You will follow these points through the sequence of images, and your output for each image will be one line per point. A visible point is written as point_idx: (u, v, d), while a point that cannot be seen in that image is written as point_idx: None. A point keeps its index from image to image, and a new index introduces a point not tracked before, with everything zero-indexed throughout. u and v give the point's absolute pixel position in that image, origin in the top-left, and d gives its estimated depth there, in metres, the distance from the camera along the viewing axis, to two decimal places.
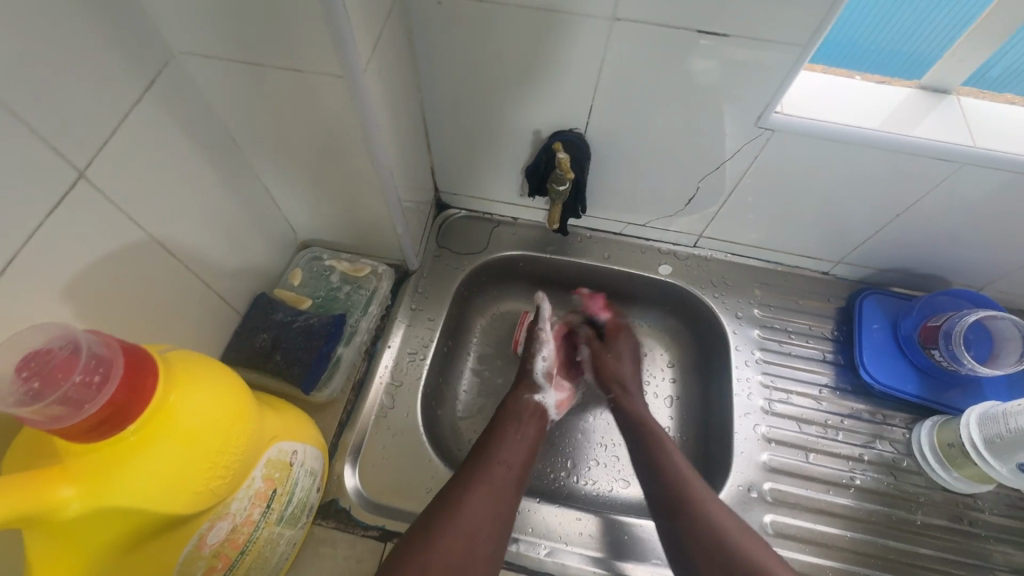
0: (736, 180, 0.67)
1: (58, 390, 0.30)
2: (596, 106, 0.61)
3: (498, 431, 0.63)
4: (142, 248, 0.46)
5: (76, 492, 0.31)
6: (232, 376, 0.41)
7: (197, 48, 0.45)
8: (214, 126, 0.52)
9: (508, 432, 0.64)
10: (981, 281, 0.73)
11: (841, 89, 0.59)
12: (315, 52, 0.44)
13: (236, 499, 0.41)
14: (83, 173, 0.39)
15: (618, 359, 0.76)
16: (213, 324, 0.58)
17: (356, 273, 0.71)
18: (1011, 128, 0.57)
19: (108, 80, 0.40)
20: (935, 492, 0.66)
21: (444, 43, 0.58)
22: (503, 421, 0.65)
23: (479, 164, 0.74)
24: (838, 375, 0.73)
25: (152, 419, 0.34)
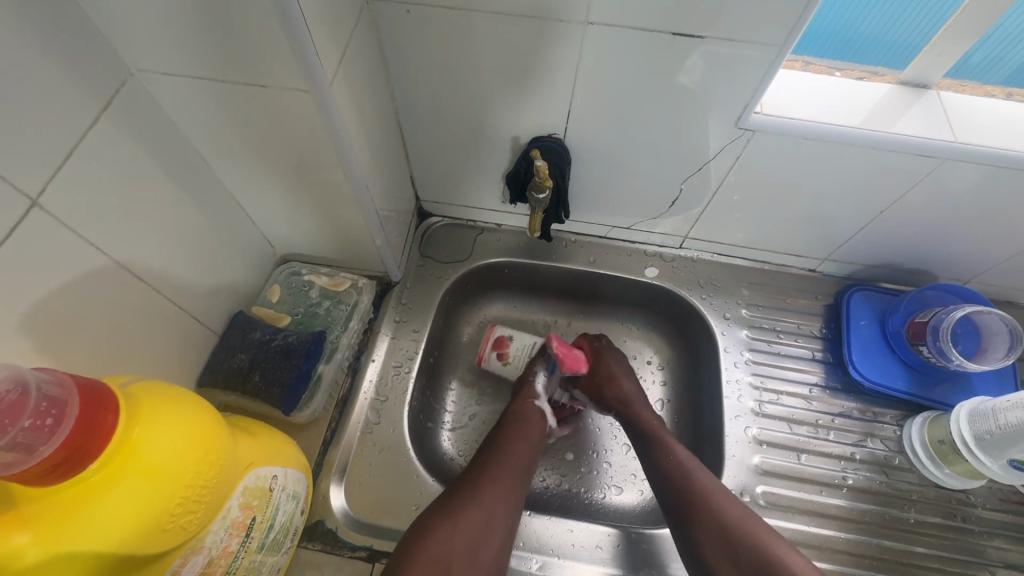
0: (719, 180, 0.66)
1: (8, 435, 0.28)
2: (574, 111, 0.60)
3: (500, 441, 0.62)
4: (106, 274, 0.44)
5: (34, 538, 0.30)
6: (204, 405, 0.39)
7: (156, 66, 0.44)
8: (180, 144, 0.51)
9: (510, 440, 0.62)
10: (967, 274, 0.73)
11: (821, 87, 0.58)
12: (278, 67, 0.42)
13: (211, 531, 0.40)
14: (36, 200, 0.38)
15: (613, 380, 0.70)
16: (187, 346, 0.56)
17: (336, 287, 0.69)
18: (992, 122, 0.57)
19: (60, 102, 0.39)
20: (928, 489, 0.65)
21: (416, 52, 0.56)
22: (505, 429, 0.64)
23: (459, 172, 0.72)
24: (827, 374, 0.72)
25: (116, 456, 0.32)
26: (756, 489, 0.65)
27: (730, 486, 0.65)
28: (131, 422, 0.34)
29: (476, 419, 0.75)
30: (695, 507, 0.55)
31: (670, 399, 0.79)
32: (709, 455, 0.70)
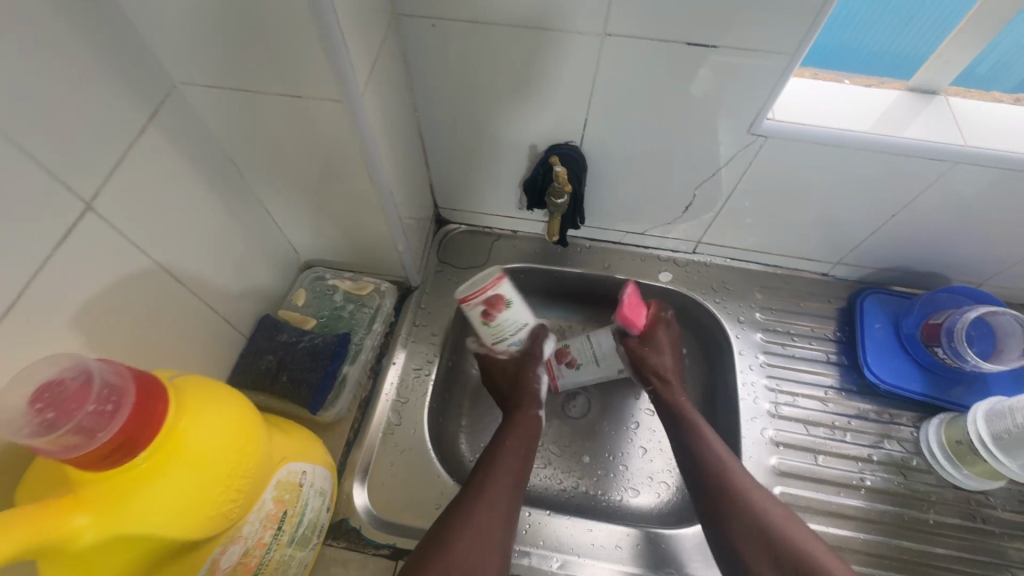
0: (732, 186, 0.68)
1: (72, 419, 0.30)
2: (591, 119, 0.62)
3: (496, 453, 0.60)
4: (148, 276, 0.47)
5: (90, 521, 0.32)
6: (242, 400, 0.41)
7: (198, 79, 0.46)
8: (216, 153, 0.53)
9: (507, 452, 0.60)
10: (981, 277, 0.74)
11: (831, 94, 0.60)
12: (313, 79, 0.45)
13: (247, 521, 0.41)
14: (90, 205, 0.40)
15: (658, 352, 0.70)
16: (219, 347, 0.58)
17: (359, 291, 0.71)
18: (1000, 126, 0.58)
19: (113, 113, 0.41)
20: (947, 490, 0.66)
21: (440, 64, 0.59)
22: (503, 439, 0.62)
23: (477, 180, 0.75)
24: (842, 376, 0.73)
25: (163, 446, 0.34)
26: (774, 490, 0.66)
27: None
28: (178, 413, 0.35)
29: (492, 422, 0.76)
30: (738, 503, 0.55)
31: (687, 402, 0.78)
32: None
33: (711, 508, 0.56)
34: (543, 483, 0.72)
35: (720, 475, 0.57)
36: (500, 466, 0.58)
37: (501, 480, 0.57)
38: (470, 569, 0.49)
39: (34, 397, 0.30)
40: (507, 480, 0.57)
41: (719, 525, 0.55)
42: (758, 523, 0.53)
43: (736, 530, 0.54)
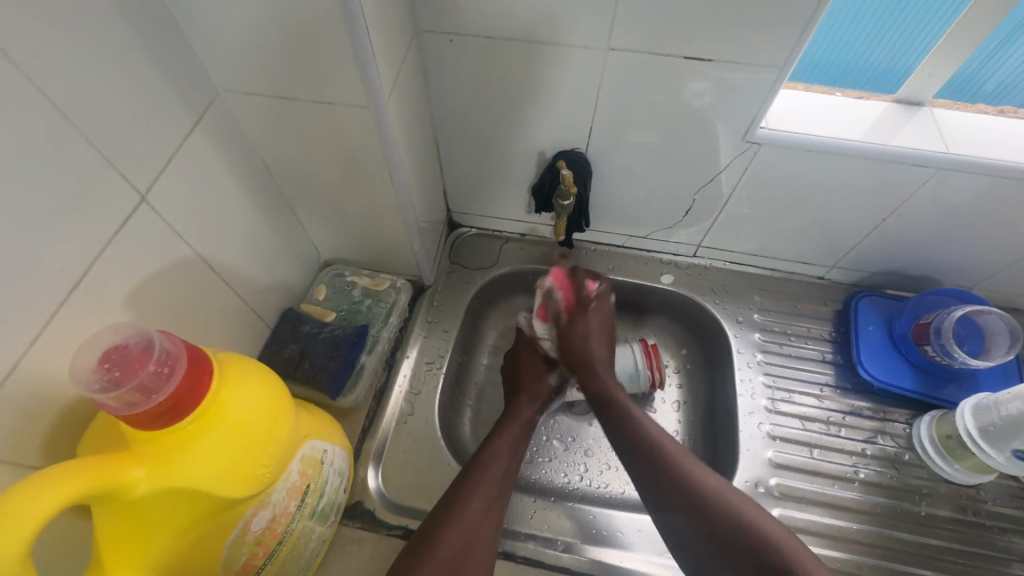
0: (729, 191, 0.72)
1: (136, 379, 0.35)
2: (596, 127, 0.67)
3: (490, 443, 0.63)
4: (189, 264, 0.51)
5: (144, 474, 0.36)
6: (274, 377, 0.45)
7: (239, 87, 0.51)
8: (250, 155, 0.58)
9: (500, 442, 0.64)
10: (971, 281, 0.77)
11: (821, 105, 0.64)
12: (343, 88, 0.49)
13: (276, 489, 0.45)
14: (143, 197, 0.45)
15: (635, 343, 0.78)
16: (246, 336, 0.62)
17: (376, 287, 0.76)
18: (982, 135, 0.62)
19: (166, 116, 0.46)
20: (939, 484, 0.68)
21: (456, 76, 0.64)
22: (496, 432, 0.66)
23: (488, 184, 0.79)
24: (837, 374, 0.76)
25: (207, 411, 0.38)
26: (770, 481, 0.68)
27: (745, 478, 0.68)
28: (221, 384, 0.39)
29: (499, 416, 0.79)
30: (678, 483, 0.55)
31: (687, 399, 0.81)
32: (724, 451, 0.73)
33: (652, 488, 0.57)
34: (548, 474, 0.74)
35: (659, 457, 0.58)
36: (489, 461, 0.61)
37: (491, 474, 0.59)
38: (464, 555, 0.52)
39: (104, 359, 0.35)
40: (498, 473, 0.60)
41: (660, 508, 0.55)
42: (691, 501, 0.53)
43: (673, 511, 0.54)
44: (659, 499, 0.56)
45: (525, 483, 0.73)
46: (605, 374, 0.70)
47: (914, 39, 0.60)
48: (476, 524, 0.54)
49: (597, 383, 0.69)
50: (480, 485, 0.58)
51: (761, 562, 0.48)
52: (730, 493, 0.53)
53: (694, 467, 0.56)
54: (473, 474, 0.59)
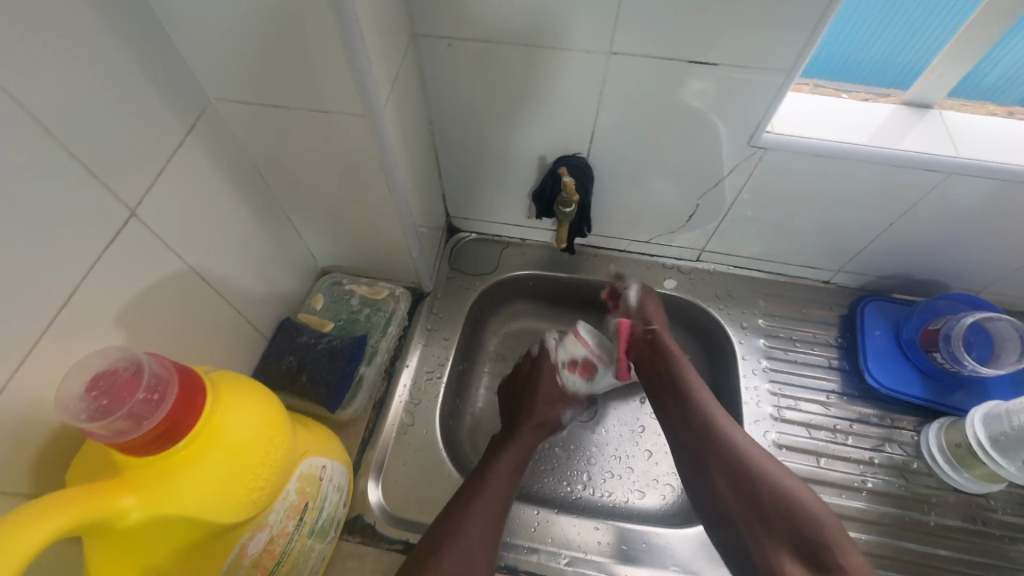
0: (734, 195, 0.70)
1: (124, 406, 0.33)
2: (597, 132, 0.65)
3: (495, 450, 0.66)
4: (183, 278, 0.50)
5: (136, 502, 0.34)
6: (269, 394, 0.43)
7: (231, 96, 0.50)
8: (245, 164, 0.57)
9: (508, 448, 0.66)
10: (978, 286, 0.76)
11: (828, 108, 0.63)
12: (339, 96, 0.48)
13: (273, 510, 0.44)
14: (133, 211, 0.44)
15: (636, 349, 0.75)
16: (242, 348, 0.61)
17: (375, 296, 0.74)
18: (993, 138, 0.60)
19: (156, 128, 0.45)
20: (947, 493, 0.67)
21: (454, 81, 0.62)
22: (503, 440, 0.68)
23: (488, 189, 0.78)
24: (844, 381, 0.75)
25: (200, 434, 0.37)
26: None
27: None
28: (215, 405, 0.38)
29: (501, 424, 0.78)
30: (724, 456, 0.60)
31: None
32: None
33: (695, 454, 0.62)
34: (551, 484, 0.73)
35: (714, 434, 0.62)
36: (489, 483, 0.61)
37: (489, 494, 0.60)
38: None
39: (91, 385, 0.33)
40: (496, 497, 0.60)
41: (702, 475, 0.61)
42: (737, 469, 0.59)
43: (720, 482, 0.59)
44: (709, 472, 0.60)
45: (527, 493, 0.72)
46: (680, 358, 0.70)
47: (929, 35, 0.59)
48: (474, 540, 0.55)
49: (669, 363, 0.70)
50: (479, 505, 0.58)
51: (796, 528, 0.54)
52: (775, 469, 0.58)
53: (731, 445, 0.60)
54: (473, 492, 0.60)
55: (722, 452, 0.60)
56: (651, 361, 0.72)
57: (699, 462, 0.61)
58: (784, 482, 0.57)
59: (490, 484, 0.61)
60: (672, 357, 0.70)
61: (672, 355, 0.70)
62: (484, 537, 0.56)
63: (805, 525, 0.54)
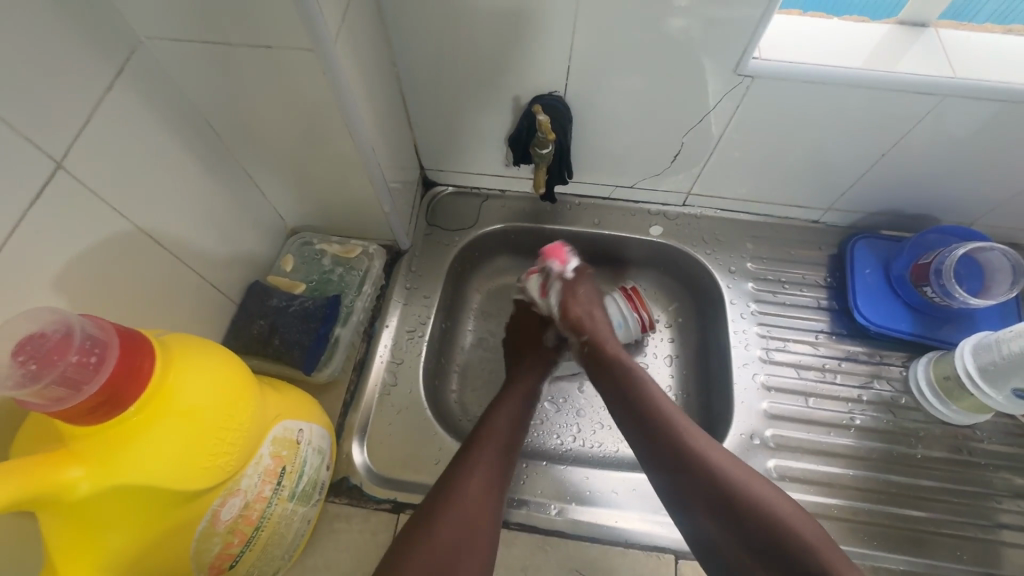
0: (720, 132, 0.66)
1: (56, 370, 0.30)
2: (574, 68, 0.61)
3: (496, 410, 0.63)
4: (129, 239, 0.46)
5: (84, 473, 0.32)
6: (231, 356, 0.41)
7: (162, 32, 0.45)
8: (190, 113, 0.52)
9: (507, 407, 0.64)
10: (970, 218, 0.74)
11: (819, 31, 0.58)
12: (282, 28, 0.43)
13: (245, 475, 0.42)
14: (60, 163, 0.39)
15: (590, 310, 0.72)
16: (208, 313, 0.58)
17: (347, 254, 0.71)
18: (993, 57, 0.57)
19: (78, 69, 0.40)
20: (935, 426, 0.67)
21: (415, 15, 0.57)
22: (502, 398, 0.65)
23: (462, 137, 0.73)
24: (833, 321, 0.74)
25: (152, 399, 0.34)
26: (766, 433, 0.67)
27: (740, 431, 0.67)
28: (166, 369, 0.35)
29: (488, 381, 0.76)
30: (701, 481, 0.52)
31: (680, 353, 0.79)
32: (718, 404, 0.72)
33: (679, 496, 0.53)
34: (540, 436, 0.73)
35: (691, 466, 0.53)
36: (489, 445, 0.58)
37: (491, 450, 0.58)
38: (458, 551, 0.50)
39: (17, 349, 0.30)
40: (494, 459, 0.57)
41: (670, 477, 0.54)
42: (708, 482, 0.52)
43: (711, 528, 0.51)
44: (692, 510, 0.52)
45: None
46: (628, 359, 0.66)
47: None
48: (477, 502, 0.53)
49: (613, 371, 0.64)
50: (481, 466, 0.56)
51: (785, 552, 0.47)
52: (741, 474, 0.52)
53: (716, 460, 0.53)
54: (474, 455, 0.57)
55: (693, 477, 0.52)
56: (605, 373, 0.64)
57: (685, 503, 0.53)
58: (772, 501, 0.50)
59: (490, 443, 0.59)
60: (636, 388, 0.60)
61: (613, 362, 0.65)
62: (490, 500, 0.54)
63: (791, 540, 0.47)
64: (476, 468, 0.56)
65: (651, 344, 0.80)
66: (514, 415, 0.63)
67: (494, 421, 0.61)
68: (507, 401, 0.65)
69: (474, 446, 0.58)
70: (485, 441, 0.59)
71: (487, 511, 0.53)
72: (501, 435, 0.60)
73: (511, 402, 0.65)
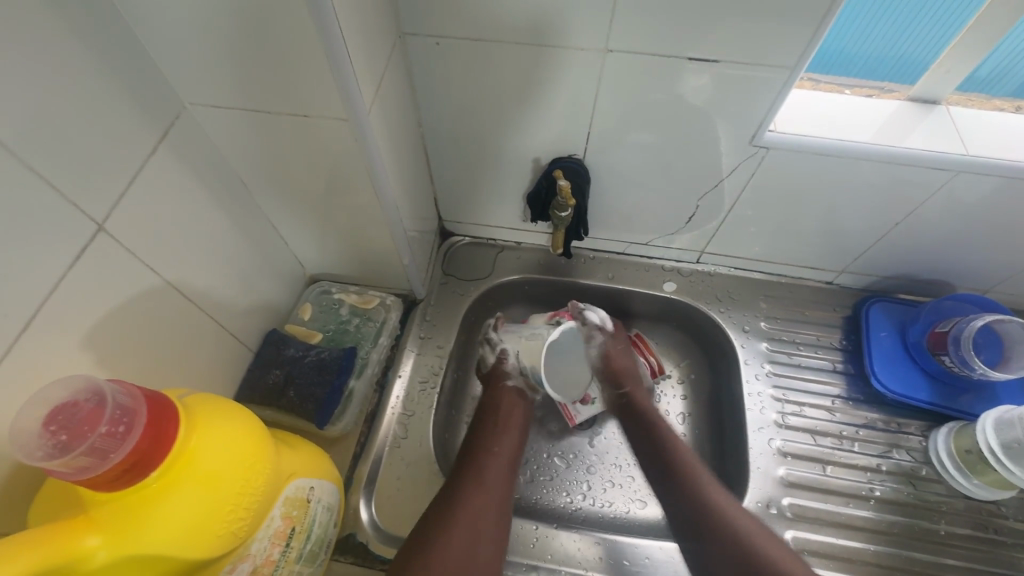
0: (734, 196, 0.68)
1: (86, 441, 0.31)
2: (593, 132, 0.63)
3: (484, 430, 0.65)
4: (158, 293, 0.48)
5: (102, 542, 0.32)
6: (249, 416, 0.41)
7: (207, 100, 0.47)
8: (224, 171, 0.54)
9: (493, 430, 0.65)
10: (985, 285, 0.74)
11: (832, 105, 0.60)
12: (322, 100, 0.46)
13: (256, 539, 0.42)
14: (102, 225, 0.41)
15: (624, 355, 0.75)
16: (225, 362, 0.59)
17: (365, 305, 0.72)
18: (1003, 134, 0.58)
19: (126, 136, 0.43)
20: (957, 500, 0.65)
21: (442, 80, 0.60)
22: (484, 419, 0.67)
23: (481, 192, 0.75)
24: (849, 386, 0.73)
25: (174, 463, 0.34)
26: (783, 501, 0.65)
27: (756, 499, 0.65)
28: (189, 432, 0.36)
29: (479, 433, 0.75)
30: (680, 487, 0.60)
31: (693, 412, 0.78)
32: (734, 468, 0.70)
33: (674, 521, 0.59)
34: (549, 494, 0.72)
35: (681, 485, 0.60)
36: (486, 474, 0.59)
37: (492, 468, 0.60)
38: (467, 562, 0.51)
39: (49, 420, 0.31)
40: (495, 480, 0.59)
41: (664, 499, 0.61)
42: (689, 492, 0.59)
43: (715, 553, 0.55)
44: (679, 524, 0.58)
45: (525, 505, 0.70)
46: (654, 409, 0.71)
47: (942, 32, 0.56)
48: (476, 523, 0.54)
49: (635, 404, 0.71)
50: (476, 491, 0.57)
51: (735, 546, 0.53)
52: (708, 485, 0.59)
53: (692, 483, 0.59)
54: (470, 481, 0.58)
55: (692, 505, 0.58)
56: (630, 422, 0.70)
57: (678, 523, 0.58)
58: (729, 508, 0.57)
59: (490, 469, 0.60)
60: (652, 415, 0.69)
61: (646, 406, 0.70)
62: (489, 513, 0.56)
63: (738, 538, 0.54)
64: (471, 489, 0.57)
65: (664, 401, 0.79)
66: (511, 441, 0.65)
67: (491, 452, 0.62)
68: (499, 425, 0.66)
69: (469, 471, 0.59)
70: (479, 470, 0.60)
71: (487, 527, 0.55)
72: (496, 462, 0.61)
73: (507, 425, 0.67)
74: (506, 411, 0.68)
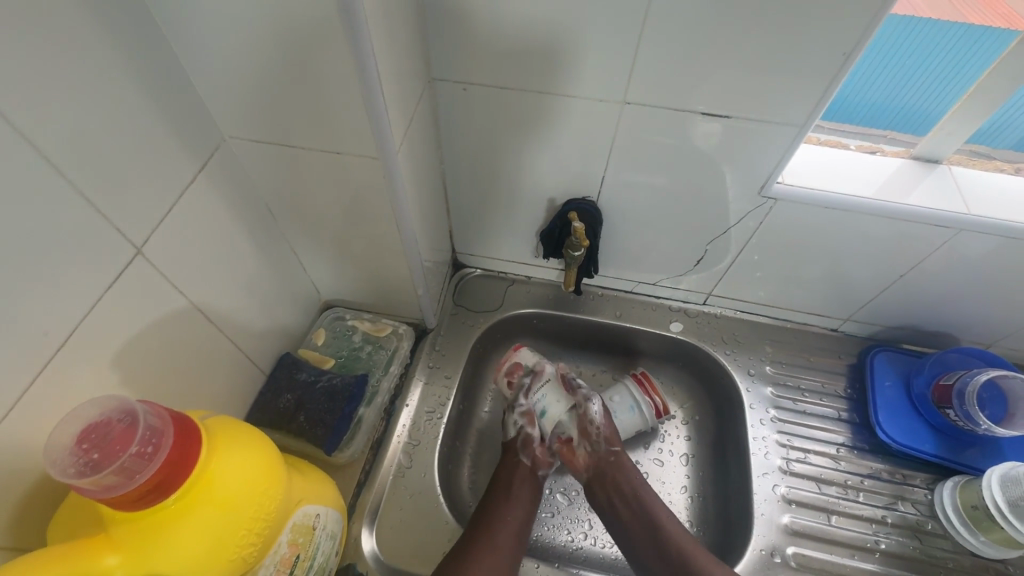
0: (742, 243, 0.70)
1: (116, 460, 0.32)
2: (606, 176, 0.65)
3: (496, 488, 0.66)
4: (184, 314, 0.49)
5: (119, 560, 0.33)
6: (265, 441, 0.42)
7: (246, 134, 0.50)
8: (254, 199, 0.57)
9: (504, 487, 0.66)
10: (989, 339, 0.75)
11: (839, 160, 0.63)
12: (354, 138, 0.48)
13: (263, 565, 0.42)
14: (139, 249, 0.43)
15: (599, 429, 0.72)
16: (239, 384, 0.60)
17: (378, 332, 0.74)
18: (1002, 195, 0.60)
19: (169, 165, 0.45)
20: (964, 557, 0.65)
21: (465, 121, 0.63)
22: (497, 480, 0.67)
23: (496, 227, 0.77)
24: (854, 435, 0.73)
25: (194, 485, 0.35)
26: (787, 550, 0.65)
27: (760, 546, 0.65)
28: (210, 455, 0.37)
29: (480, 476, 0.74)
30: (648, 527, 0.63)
31: (697, 454, 0.78)
32: (737, 514, 0.70)
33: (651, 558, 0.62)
34: (550, 532, 0.71)
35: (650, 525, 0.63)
36: (497, 536, 0.60)
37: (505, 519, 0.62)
38: None
39: (82, 438, 0.32)
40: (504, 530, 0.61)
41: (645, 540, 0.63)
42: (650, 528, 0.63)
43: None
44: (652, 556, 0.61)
45: (527, 542, 0.69)
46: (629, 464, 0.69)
47: (947, 85, 0.58)
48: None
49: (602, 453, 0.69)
50: (486, 549, 0.58)
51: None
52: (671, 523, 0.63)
53: (668, 550, 0.61)
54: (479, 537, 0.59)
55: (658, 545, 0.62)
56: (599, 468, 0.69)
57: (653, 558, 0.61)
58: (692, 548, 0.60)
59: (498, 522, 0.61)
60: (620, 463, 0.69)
61: (615, 468, 0.68)
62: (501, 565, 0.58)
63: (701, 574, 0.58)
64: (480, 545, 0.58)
65: (667, 442, 0.79)
66: (524, 507, 0.65)
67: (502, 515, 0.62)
68: (508, 480, 0.67)
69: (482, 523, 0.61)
70: (493, 539, 0.59)
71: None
72: (505, 531, 0.61)
73: (520, 496, 0.65)
74: (517, 472, 0.68)
